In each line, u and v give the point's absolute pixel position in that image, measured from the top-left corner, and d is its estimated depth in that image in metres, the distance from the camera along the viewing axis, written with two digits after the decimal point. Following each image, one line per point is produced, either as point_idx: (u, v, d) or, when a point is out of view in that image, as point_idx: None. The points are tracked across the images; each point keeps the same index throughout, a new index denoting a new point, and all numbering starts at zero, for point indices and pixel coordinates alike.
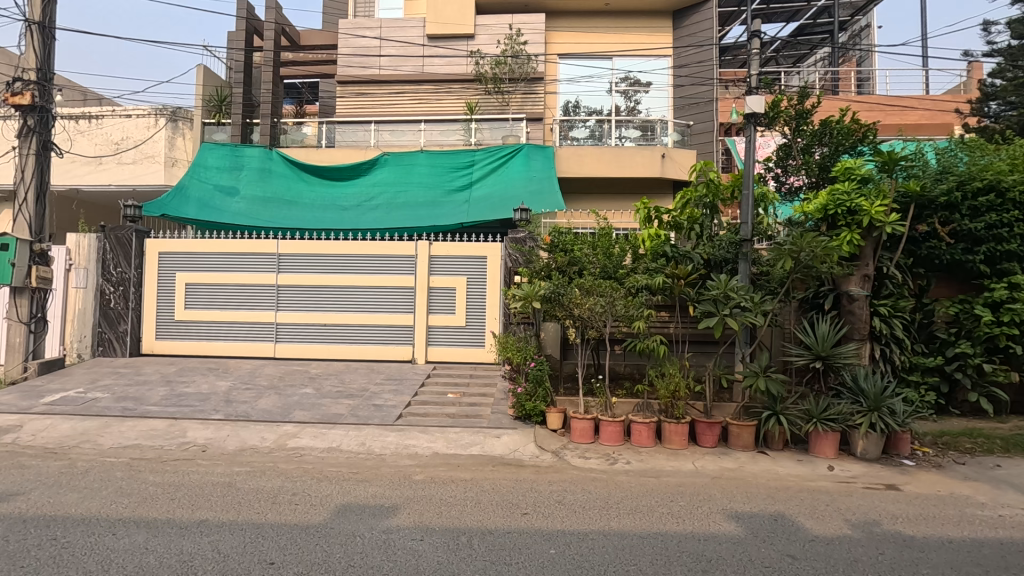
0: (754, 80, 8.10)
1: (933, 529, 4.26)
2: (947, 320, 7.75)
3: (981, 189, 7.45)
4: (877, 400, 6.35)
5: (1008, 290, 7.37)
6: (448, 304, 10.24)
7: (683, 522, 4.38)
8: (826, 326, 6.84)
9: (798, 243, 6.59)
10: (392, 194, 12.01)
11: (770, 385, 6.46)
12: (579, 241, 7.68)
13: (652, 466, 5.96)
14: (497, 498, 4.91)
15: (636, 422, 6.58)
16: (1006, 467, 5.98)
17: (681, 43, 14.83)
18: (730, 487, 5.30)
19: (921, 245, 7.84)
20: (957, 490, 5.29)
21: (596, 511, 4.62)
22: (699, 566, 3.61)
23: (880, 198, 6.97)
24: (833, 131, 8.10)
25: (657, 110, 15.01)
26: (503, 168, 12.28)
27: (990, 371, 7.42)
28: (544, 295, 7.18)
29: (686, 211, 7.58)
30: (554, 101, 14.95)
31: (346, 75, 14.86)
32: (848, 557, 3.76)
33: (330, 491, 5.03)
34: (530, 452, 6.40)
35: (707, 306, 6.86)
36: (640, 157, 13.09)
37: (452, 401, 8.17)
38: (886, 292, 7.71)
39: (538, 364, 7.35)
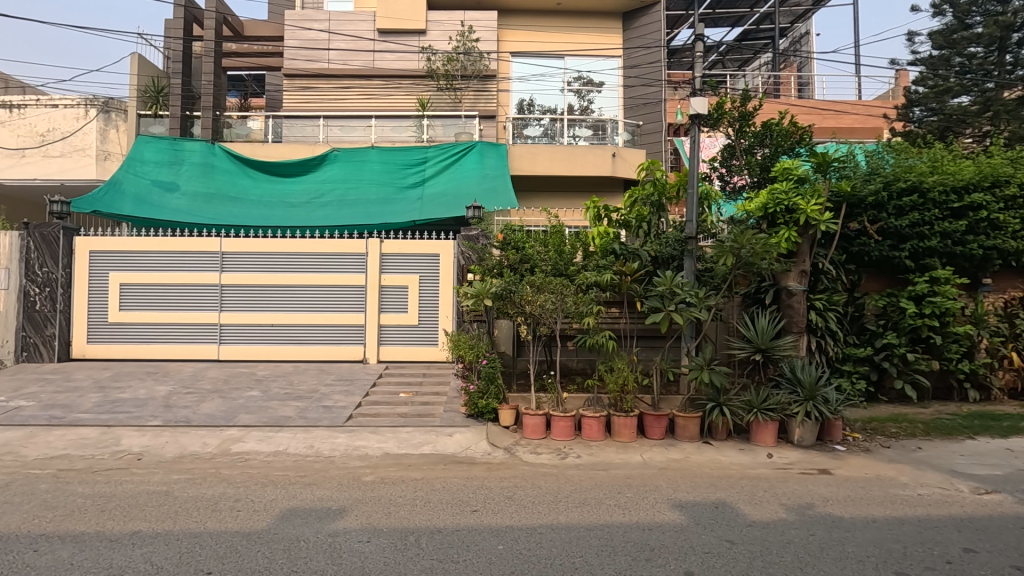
0: (699, 82, 8.35)
1: (860, 510, 4.53)
2: (876, 312, 8.24)
3: (905, 190, 7.93)
4: (812, 390, 6.67)
5: (930, 284, 7.91)
6: (401, 304, 10.13)
7: (629, 513, 4.49)
8: (766, 320, 7.14)
9: (738, 241, 6.87)
10: (342, 191, 11.72)
11: (713, 377, 6.70)
12: (531, 239, 7.73)
13: (601, 459, 6.08)
14: (447, 496, 4.89)
15: (586, 417, 6.70)
16: (927, 449, 6.41)
17: (631, 44, 15.14)
18: (676, 477, 5.47)
19: (853, 242, 8.30)
20: (883, 472, 5.63)
21: (546, 505, 4.68)
22: (643, 554, 3.71)
23: (816, 198, 7.28)
24: (774, 133, 8.44)
25: (610, 110, 15.25)
26: (456, 165, 12.25)
27: (913, 360, 7.93)
28: (496, 293, 7.19)
29: (634, 210, 7.80)
30: (507, 99, 14.99)
31: (292, 68, 14.36)
32: (782, 539, 3.95)
33: (274, 496, 4.88)
34: (483, 449, 6.41)
35: (654, 301, 7.04)
36: (592, 156, 13.29)
37: (403, 401, 8.10)
38: (821, 287, 8.13)
39: (490, 361, 7.35)
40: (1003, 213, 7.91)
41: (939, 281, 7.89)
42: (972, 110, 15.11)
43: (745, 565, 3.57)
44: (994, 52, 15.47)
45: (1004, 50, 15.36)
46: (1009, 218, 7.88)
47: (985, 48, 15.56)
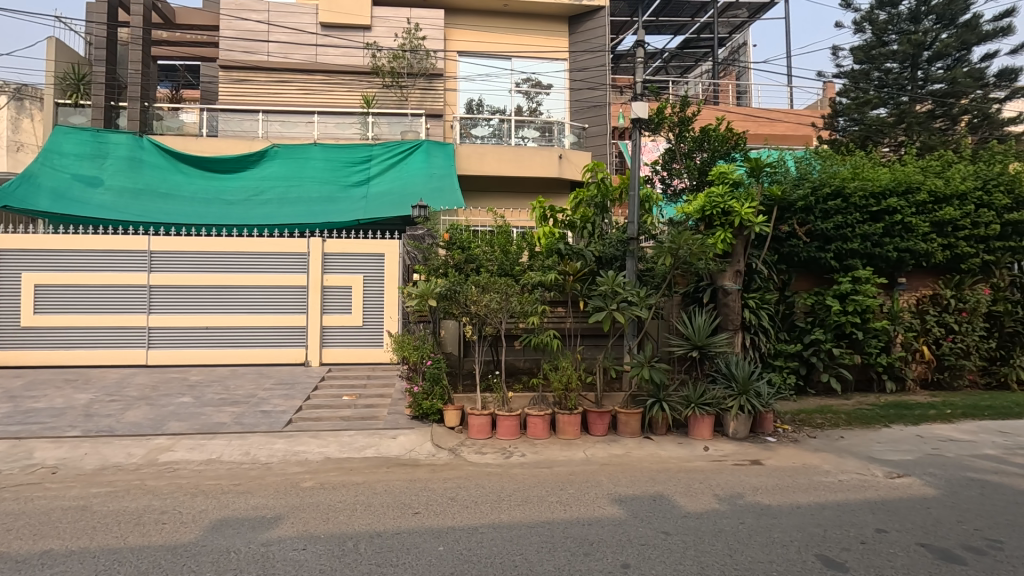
0: (640, 87, 8.56)
1: (786, 497, 4.77)
2: (805, 310, 8.70)
3: (830, 194, 8.42)
4: (745, 384, 6.98)
5: (852, 283, 8.43)
6: (344, 304, 9.92)
7: (570, 509, 4.56)
8: (703, 318, 7.41)
9: (677, 241, 7.10)
10: (283, 188, 11.31)
11: (654, 374, 6.89)
12: (476, 238, 7.71)
13: (546, 457, 6.15)
14: (388, 500, 4.81)
15: (532, 415, 6.76)
16: (848, 437, 6.83)
17: (577, 48, 15.38)
18: (616, 472, 5.60)
19: (784, 243, 8.75)
20: (808, 461, 5.95)
21: (489, 504, 4.68)
22: (581, 549, 3.77)
23: (750, 201, 7.60)
24: (711, 138, 8.73)
25: (557, 112, 15.42)
26: (402, 163, 12.10)
27: (838, 355, 8.41)
28: (441, 293, 7.09)
29: (579, 211, 7.95)
30: (454, 98, 14.94)
31: (228, 60, 13.77)
32: (714, 529, 4.11)
33: (204, 506, 4.66)
34: (427, 451, 6.34)
35: (597, 300, 7.19)
36: (539, 157, 13.43)
37: (347, 404, 7.92)
38: (754, 286, 8.54)
39: (435, 362, 7.28)
40: (915, 217, 8.52)
41: (861, 280, 8.41)
42: (888, 121, 16.41)
43: (678, 554, 3.69)
44: (907, 69, 16.71)
45: (916, 67, 16.64)
46: (920, 222, 8.49)
47: (900, 64, 16.77)
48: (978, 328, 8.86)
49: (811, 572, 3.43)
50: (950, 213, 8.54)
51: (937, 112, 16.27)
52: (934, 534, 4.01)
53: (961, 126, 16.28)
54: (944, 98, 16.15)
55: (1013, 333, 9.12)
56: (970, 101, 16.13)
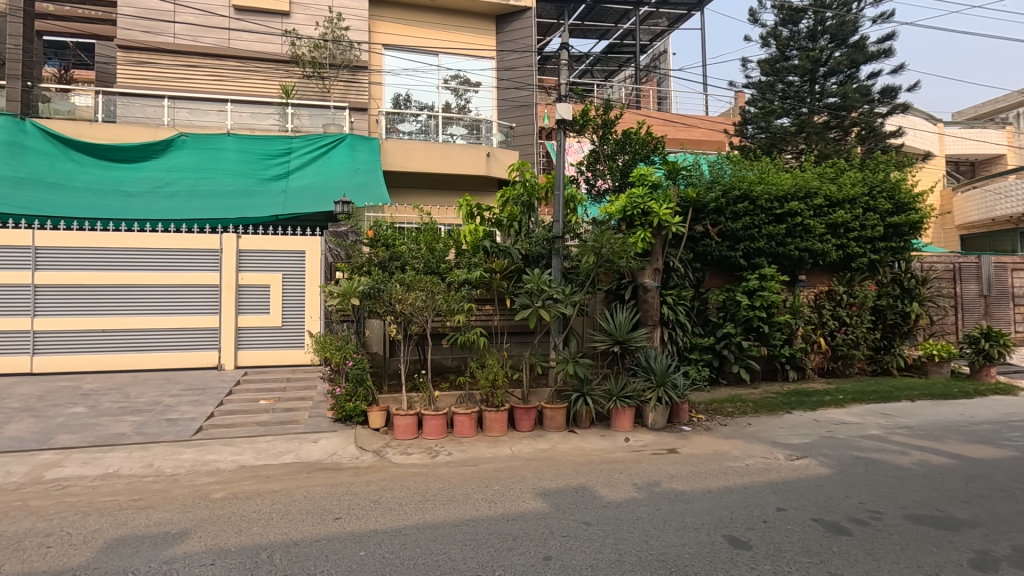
0: (565, 90, 8.73)
1: (699, 483, 5.05)
2: (718, 306, 9.27)
3: (738, 197, 9.03)
4: (663, 376, 7.31)
5: (759, 280, 9.06)
6: (261, 304, 9.44)
7: (495, 505, 4.58)
8: (624, 314, 7.70)
9: (599, 241, 7.33)
10: (193, 180, 10.55)
11: (577, 369, 7.10)
12: (401, 236, 7.61)
13: (472, 455, 6.15)
14: (308, 506, 4.63)
15: (458, 414, 6.75)
16: (754, 424, 7.33)
17: (504, 47, 15.48)
18: (542, 466, 5.69)
19: (698, 243, 9.27)
20: (720, 447, 6.33)
21: (413, 505, 4.62)
22: (505, 544, 3.80)
23: (668, 203, 7.96)
24: (632, 141, 9.07)
25: (486, 110, 15.43)
26: (324, 158, 11.68)
27: (747, 347, 9.02)
28: (364, 292, 6.92)
29: (506, 209, 8.05)
30: (380, 93, 14.51)
31: (127, 40, 12.67)
32: (633, 516, 4.29)
33: (98, 525, 4.28)
34: (350, 453, 6.16)
35: (523, 298, 7.28)
36: (467, 155, 13.40)
37: (264, 408, 7.54)
38: (672, 283, 8.98)
39: (358, 362, 7.07)
40: (813, 219, 9.26)
41: (767, 277, 9.06)
42: (791, 131, 17.85)
43: (599, 544, 3.80)
44: (807, 82, 18.15)
45: (814, 81, 18.09)
46: (817, 224, 9.24)
47: (800, 78, 18.15)
48: (865, 321, 9.79)
49: (718, 551, 3.65)
50: (842, 216, 9.39)
51: (831, 123, 17.83)
52: (826, 509, 4.39)
53: (851, 137, 17.90)
54: (837, 111, 17.67)
55: (894, 324, 10.13)
56: (859, 115, 17.70)
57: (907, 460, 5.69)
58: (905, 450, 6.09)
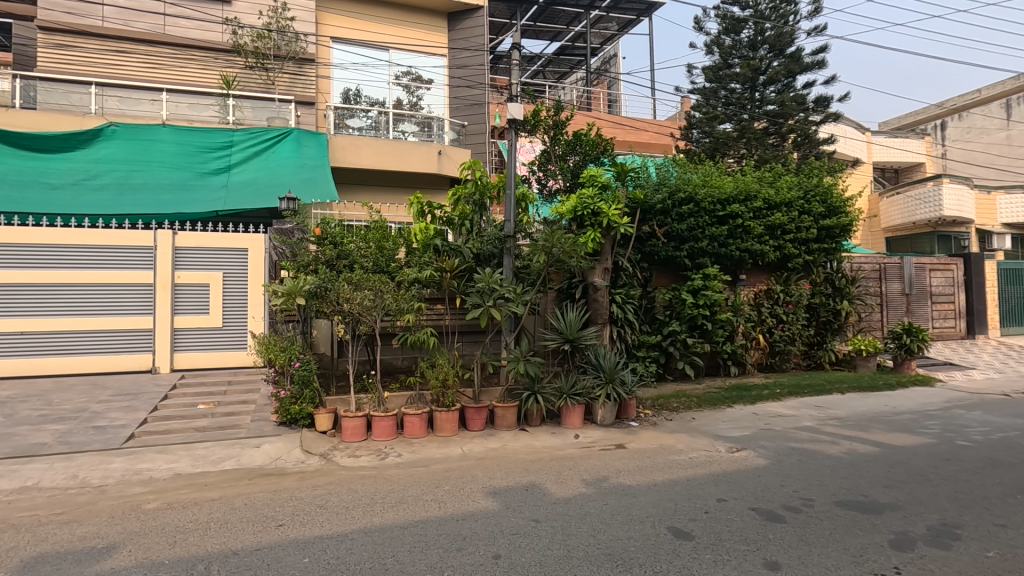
0: (517, 89, 8.74)
1: (645, 477, 5.18)
2: (664, 304, 9.56)
3: (683, 199, 9.33)
4: (611, 374, 7.45)
5: (703, 280, 9.40)
6: (200, 304, 9.01)
7: (445, 506, 4.55)
8: (574, 313, 7.82)
9: (550, 240, 7.41)
10: (124, 172, 9.94)
11: (528, 367, 7.16)
12: (350, 234, 7.43)
13: (422, 456, 6.08)
14: (249, 514, 4.45)
15: (408, 414, 6.67)
16: (698, 418, 7.60)
17: (456, 45, 15.38)
18: (493, 465, 5.69)
19: (646, 243, 9.52)
20: (665, 442, 6.52)
21: (360, 509, 4.53)
22: (454, 545, 3.78)
23: (617, 204, 8.11)
24: (582, 142, 9.21)
25: (438, 108, 15.27)
26: (267, 152, 11.27)
27: (691, 344, 9.37)
28: (310, 291, 6.73)
29: (457, 208, 8.01)
30: (328, 87, 14.25)
31: (50, 21, 11.83)
32: (581, 512, 4.35)
33: (14, 543, 3.97)
34: (295, 458, 5.97)
35: (474, 297, 7.26)
36: (418, 152, 13.23)
37: (203, 413, 7.20)
38: (620, 282, 9.19)
39: (304, 363, 6.86)
40: (753, 221, 9.67)
41: (710, 277, 9.43)
42: (732, 136, 18.66)
43: (548, 540, 3.84)
44: (747, 89, 18.93)
45: (754, 89, 18.89)
46: (756, 225, 9.64)
47: (742, 86, 18.93)
48: (800, 318, 10.32)
49: (662, 543, 3.76)
50: (779, 219, 9.85)
51: (770, 130, 18.71)
52: (763, 498, 4.60)
53: (788, 143, 18.80)
54: (775, 119, 18.54)
55: (826, 321, 10.72)
56: (795, 122, 18.54)
57: (836, 450, 6.04)
58: (835, 440, 6.46)
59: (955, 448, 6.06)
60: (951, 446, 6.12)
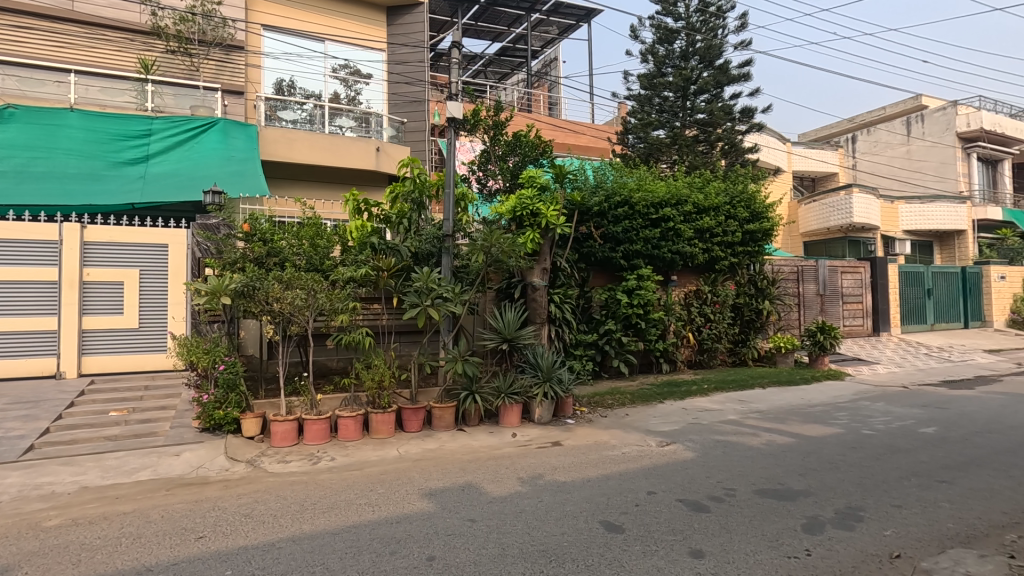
0: (457, 88, 8.68)
1: (579, 473, 5.30)
2: (601, 304, 9.81)
3: (619, 202, 9.61)
4: (549, 372, 7.55)
5: (637, 280, 9.72)
6: (113, 303, 8.38)
7: (379, 509, 4.46)
8: (512, 313, 7.87)
9: (489, 239, 7.41)
10: (24, 159, 9.07)
11: (466, 367, 7.14)
12: (281, 230, 7.17)
13: (357, 459, 5.93)
14: (165, 527, 4.18)
15: (342, 417, 6.49)
16: (631, 414, 7.85)
17: (395, 41, 15.10)
18: (429, 466, 5.63)
19: (583, 244, 9.75)
20: (600, 438, 6.68)
21: (289, 516, 4.36)
22: (388, 549, 3.71)
23: (555, 204, 8.22)
24: (522, 144, 9.28)
25: (377, 103, 14.87)
26: (191, 143, 10.64)
27: (626, 342, 9.65)
28: (236, 290, 6.39)
29: (395, 206, 7.90)
30: (259, 76, 13.50)
31: None
32: (517, 510, 4.39)
33: None
34: (219, 465, 5.67)
35: (412, 297, 7.15)
36: (355, 148, 12.88)
37: (115, 421, 6.70)
38: (559, 282, 9.36)
39: (230, 366, 6.53)
40: (683, 225, 10.10)
41: (643, 277, 9.77)
42: (665, 142, 19.42)
43: (483, 540, 3.84)
44: (680, 98, 19.74)
45: (686, 97, 19.71)
46: (686, 229, 10.08)
47: (674, 94, 19.71)
48: (726, 317, 10.88)
49: (594, 537, 3.85)
50: (707, 223, 10.33)
51: (700, 137, 19.61)
52: (689, 489, 4.81)
53: (716, 151, 19.73)
54: (705, 127, 19.45)
55: (749, 320, 11.33)
56: (722, 131, 19.49)
57: (757, 441, 6.40)
58: (756, 432, 6.85)
59: (860, 436, 6.58)
60: (857, 435, 6.64)
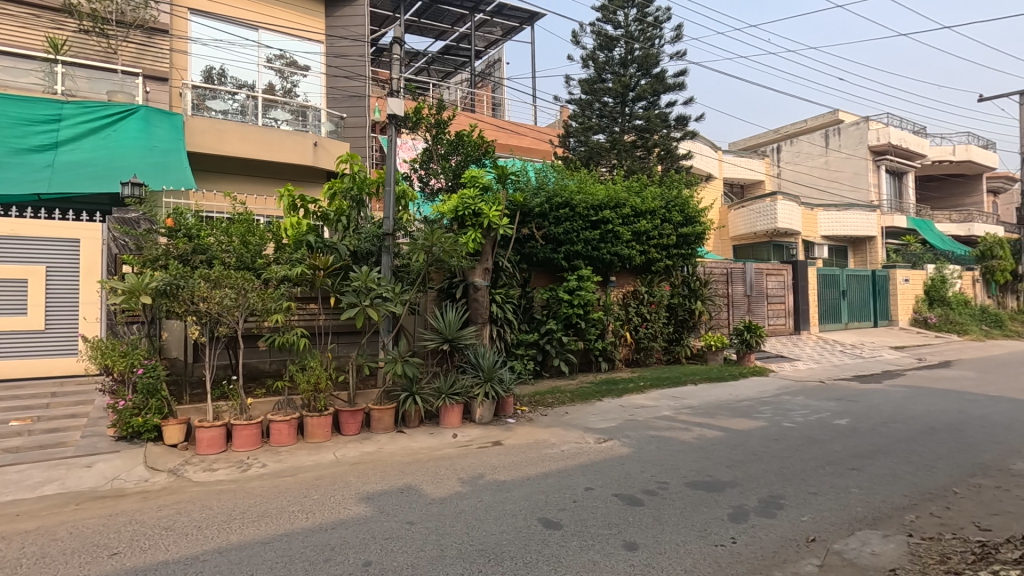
0: (399, 84, 8.52)
1: (519, 472, 5.34)
2: (542, 304, 9.95)
3: (560, 204, 9.76)
4: (490, 372, 7.56)
5: (578, 280, 9.93)
6: (15, 302, 7.63)
7: (313, 516, 4.32)
8: (453, 313, 7.82)
9: (430, 239, 7.31)
10: None
11: (406, 368, 7.02)
12: (210, 226, 6.82)
13: (290, 465, 5.71)
14: (73, 544, 3.87)
15: (274, 422, 6.24)
16: (571, 412, 7.99)
17: (334, 32, 14.65)
18: (366, 470, 5.51)
19: (525, 245, 9.87)
20: (540, 436, 6.77)
21: (215, 527, 4.14)
22: (322, 556, 3.60)
23: (496, 205, 8.22)
24: (464, 143, 9.22)
25: (315, 97, 14.39)
26: (107, 130, 9.90)
27: (566, 342, 9.82)
28: (158, 289, 5.99)
29: (333, 203, 7.69)
30: (185, 63, 12.82)
31: None
32: (456, 511, 4.37)
33: None
34: (137, 475, 5.31)
35: (350, 296, 6.96)
36: (291, 142, 12.39)
37: (17, 431, 6.14)
38: (500, 282, 9.37)
39: (149, 370, 6.12)
40: (622, 227, 10.39)
41: (583, 278, 9.99)
42: (605, 146, 19.96)
43: (421, 542, 3.80)
44: (619, 104, 20.27)
45: (625, 104, 20.25)
46: (625, 231, 10.38)
47: (614, 100, 20.22)
48: (661, 317, 11.28)
49: (533, 534, 3.90)
50: (644, 226, 10.67)
51: (638, 143, 20.25)
52: (624, 484, 4.96)
53: (653, 156, 20.39)
54: (642, 133, 20.09)
55: (683, 320, 11.81)
56: (659, 137, 20.16)
57: (688, 436, 6.68)
58: (688, 426, 7.16)
59: (782, 429, 7.00)
60: (779, 427, 7.06)
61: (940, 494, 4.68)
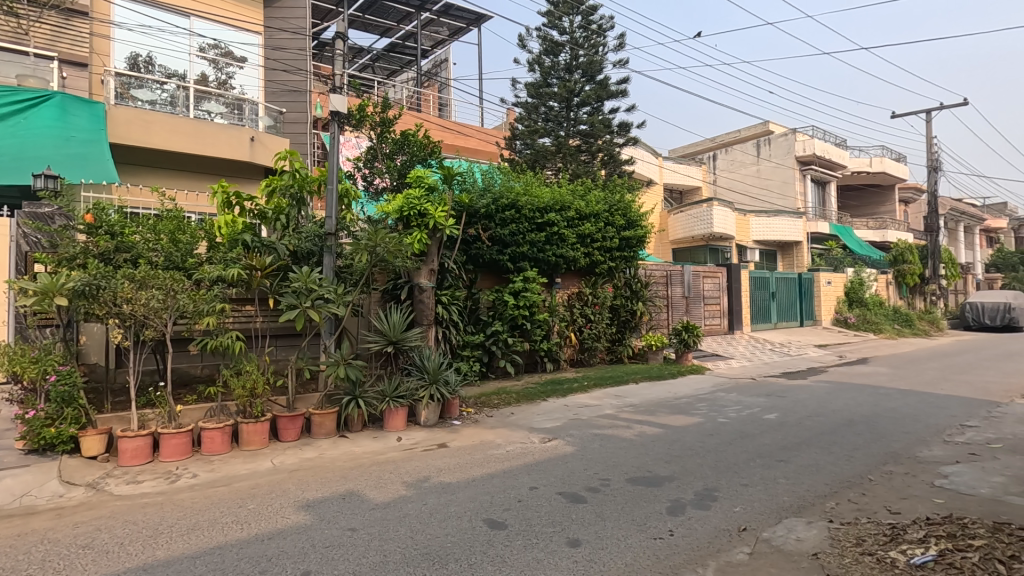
0: (342, 81, 8.31)
1: (465, 473, 5.32)
2: (488, 305, 9.98)
3: (506, 206, 9.82)
4: (435, 374, 7.49)
5: (523, 282, 10.04)
6: None
7: (248, 526, 4.15)
8: (397, 314, 7.71)
9: (373, 239, 7.15)
10: None
11: (350, 371, 6.82)
12: (135, 223, 6.42)
13: (223, 474, 5.44)
14: None
15: (206, 429, 5.94)
16: (516, 412, 8.05)
17: (273, 24, 14.11)
18: (307, 477, 5.34)
19: (471, 246, 9.89)
20: (486, 437, 6.77)
21: (139, 543, 3.90)
22: (257, 568, 3.47)
23: (442, 205, 8.15)
24: (410, 143, 9.11)
25: (252, 90, 13.73)
26: (17, 118, 9.12)
27: (512, 342, 9.90)
28: (75, 290, 5.52)
29: (271, 201, 7.42)
30: (108, 48, 12.00)
31: None
32: (400, 515, 4.30)
33: None
34: (51, 491, 4.92)
35: (290, 298, 6.72)
36: (225, 136, 11.84)
37: None
38: (446, 283, 9.33)
39: (64, 377, 5.70)
40: (567, 230, 10.59)
41: (529, 279, 10.11)
42: (550, 150, 20.24)
43: (363, 548, 3.72)
44: (565, 108, 20.59)
45: (570, 108, 20.58)
46: (570, 234, 10.58)
47: (559, 104, 20.53)
48: (604, 318, 11.55)
49: (478, 535, 3.90)
50: (588, 229, 10.91)
51: (583, 147, 20.66)
52: (568, 482, 5.04)
53: (597, 161, 20.84)
54: (586, 137, 20.52)
55: (625, 320, 12.16)
56: (603, 142, 20.64)
57: (630, 433, 6.87)
58: (630, 424, 7.36)
59: (716, 425, 7.32)
60: (714, 423, 7.39)
61: (857, 482, 5.03)
